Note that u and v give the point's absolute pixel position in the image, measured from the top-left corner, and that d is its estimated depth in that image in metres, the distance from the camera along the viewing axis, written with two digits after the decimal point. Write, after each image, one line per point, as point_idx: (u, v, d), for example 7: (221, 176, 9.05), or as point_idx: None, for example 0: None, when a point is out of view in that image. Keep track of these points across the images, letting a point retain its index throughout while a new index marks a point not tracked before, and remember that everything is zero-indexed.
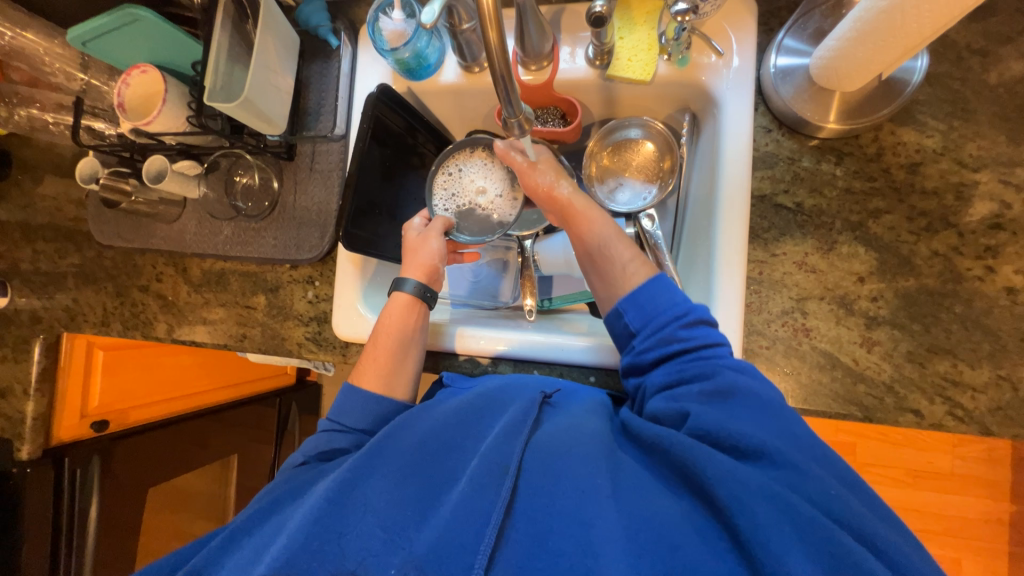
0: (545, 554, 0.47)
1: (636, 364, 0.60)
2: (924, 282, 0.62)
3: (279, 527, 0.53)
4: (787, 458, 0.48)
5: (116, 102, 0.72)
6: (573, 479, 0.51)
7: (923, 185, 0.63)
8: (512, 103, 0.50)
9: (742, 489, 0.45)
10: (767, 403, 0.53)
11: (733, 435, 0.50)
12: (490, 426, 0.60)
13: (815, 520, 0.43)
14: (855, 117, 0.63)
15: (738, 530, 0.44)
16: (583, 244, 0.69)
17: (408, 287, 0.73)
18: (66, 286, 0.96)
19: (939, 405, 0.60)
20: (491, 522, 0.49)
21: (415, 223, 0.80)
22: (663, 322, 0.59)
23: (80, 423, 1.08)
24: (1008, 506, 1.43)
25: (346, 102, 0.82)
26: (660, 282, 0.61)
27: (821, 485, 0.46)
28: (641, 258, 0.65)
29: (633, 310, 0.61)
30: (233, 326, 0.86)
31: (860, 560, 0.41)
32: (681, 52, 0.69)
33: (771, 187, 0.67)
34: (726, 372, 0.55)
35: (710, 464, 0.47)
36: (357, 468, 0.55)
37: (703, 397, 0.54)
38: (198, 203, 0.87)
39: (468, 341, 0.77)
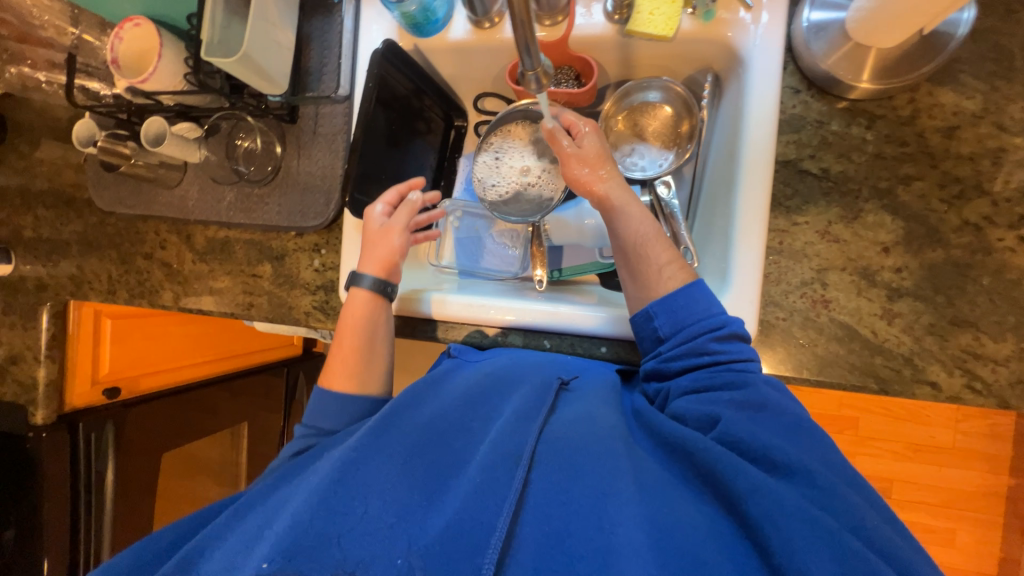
0: (561, 556, 0.42)
1: (660, 369, 0.60)
2: (951, 253, 0.59)
3: (278, 509, 0.48)
4: (824, 479, 0.44)
5: (109, 59, 0.68)
6: (593, 476, 0.48)
7: (957, 150, 0.60)
8: (530, 52, 0.47)
9: (777, 507, 0.41)
10: (797, 422, 0.51)
11: (764, 447, 0.47)
12: (499, 413, 0.58)
13: (858, 551, 0.39)
14: (891, 77, 0.59)
15: (769, 550, 0.40)
16: (620, 241, 0.67)
17: (365, 283, 0.72)
18: (70, 254, 0.96)
19: (957, 378, 0.59)
20: (503, 513, 0.45)
21: (376, 210, 0.75)
22: (697, 330, 0.58)
23: (93, 390, 1.09)
24: (1007, 479, 1.45)
25: (349, 60, 0.78)
26: (698, 288, 0.61)
27: (859, 510, 0.43)
28: (680, 263, 0.63)
29: (665, 315, 0.60)
30: (240, 295, 0.85)
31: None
32: (706, 5, 0.65)
33: (796, 152, 0.64)
34: (757, 386, 0.53)
35: (741, 475, 0.44)
36: (361, 448, 0.51)
37: (733, 405, 0.52)
38: (199, 168, 0.85)
39: (454, 311, 0.77)
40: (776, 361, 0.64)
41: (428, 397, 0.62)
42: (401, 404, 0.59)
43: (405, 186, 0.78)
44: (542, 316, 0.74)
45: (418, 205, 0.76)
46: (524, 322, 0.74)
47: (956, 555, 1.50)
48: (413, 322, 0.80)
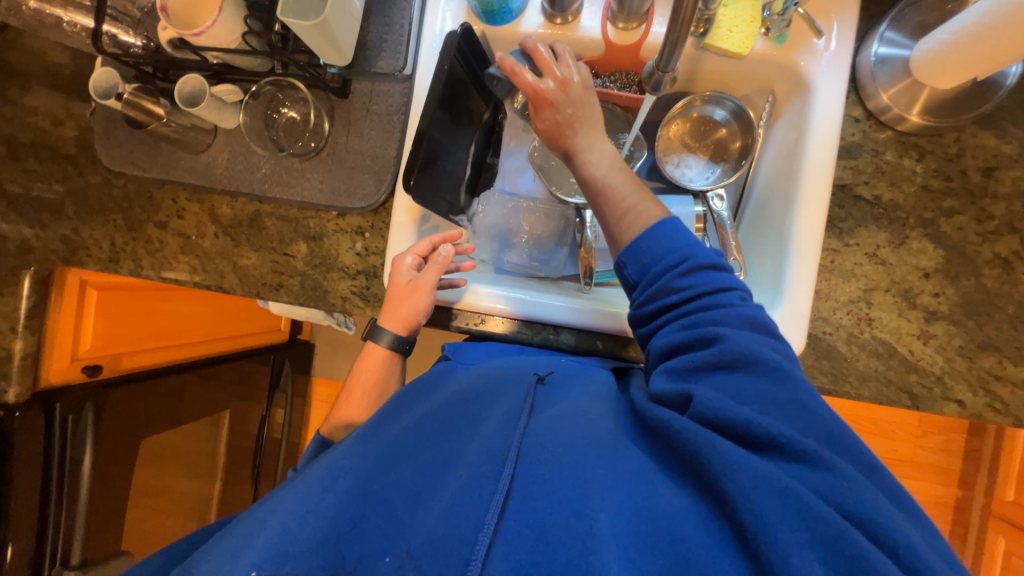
0: (545, 546, 0.40)
1: (638, 317, 0.58)
2: (983, 283, 0.65)
3: (263, 505, 0.46)
4: (803, 448, 0.43)
5: (159, 6, 0.64)
6: (578, 466, 0.45)
7: (995, 189, 0.65)
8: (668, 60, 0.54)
9: (749, 480, 0.41)
10: (770, 368, 0.48)
11: (742, 422, 0.45)
12: (491, 411, 0.55)
13: (827, 519, 0.38)
14: (944, 115, 0.64)
15: (743, 526, 0.40)
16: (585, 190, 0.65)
17: (385, 340, 0.71)
18: (65, 215, 0.86)
19: (980, 397, 0.65)
20: (490, 509, 0.42)
21: (405, 262, 0.71)
22: (662, 271, 0.55)
23: (71, 366, 0.99)
24: (955, 491, 1.60)
25: (414, 40, 0.75)
26: (667, 227, 0.57)
27: (834, 476, 0.41)
28: (639, 210, 0.60)
29: (633, 263, 0.58)
30: (268, 274, 0.80)
31: (874, 564, 0.36)
32: (781, 29, 0.67)
33: (851, 177, 0.68)
34: (728, 337, 0.50)
35: (715, 452, 0.43)
36: (348, 452, 0.49)
37: (707, 367, 0.50)
38: (233, 134, 0.79)
39: (490, 304, 0.75)
40: (820, 373, 0.67)
41: (416, 401, 0.60)
42: (390, 411, 0.57)
43: (438, 237, 0.72)
44: (589, 317, 0.73)
45: (446, 262, 0.70)
46: (572, 322, 0.73)
47: None
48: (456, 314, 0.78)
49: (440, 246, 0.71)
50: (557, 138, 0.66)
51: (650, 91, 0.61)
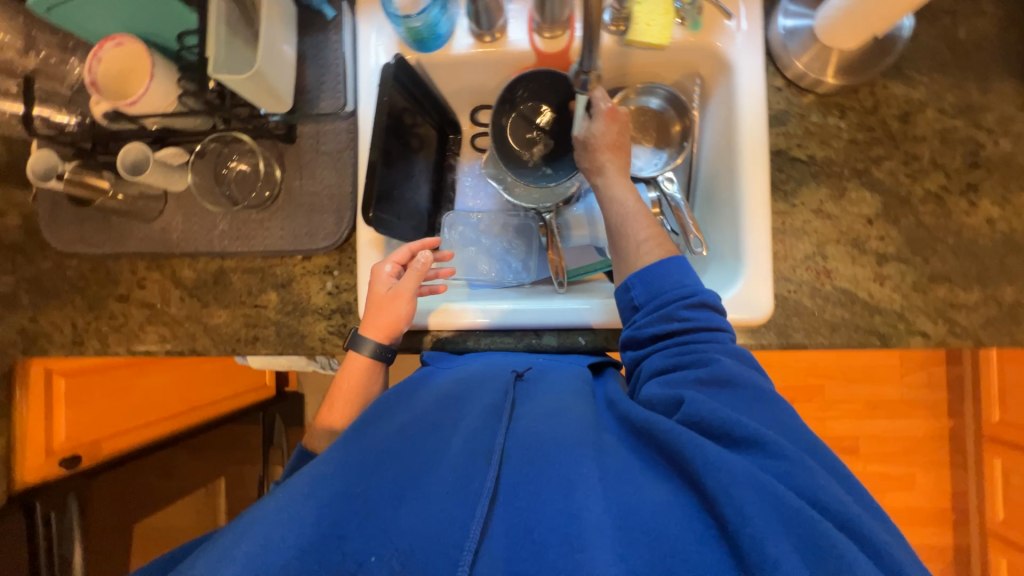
0: (530, 544, 0.43)
1: (635, 337, 0.61)
2: (920, 219, 0.70)
3: (243, 513, 0.47)
4: (783, 449, 0.46)
5: (88, 81, 0.63)
6: (562, 466, 0.49)
7: (913, 133, 0.71)
8: (591, 57, 0.66)
9: (729, 478, 0.43)
10: (759, 393, 0.53)
11: (727, 423, 0.48)
12: (467, 408, 0.57)
13: (801, 511, 0.41)
14: (853, 73, 0.69)
15: (725, 520, 0.42)
16: (610, 211, 0.71)
17: (365, 347, 0.69)
18: (19, 306, 0.83)
19: (941, 326, 0.68)
20: (476, 513, 0.45)
21: (384, 271, 0.72)
22: (669, 299, 0.59)
23: (46, 462, 0.96)
24: (947, 421, 1.66)
25: (351, 76, 0.77)
26: (675, 263, 0.62)
27: (808, 473, 0.44)
28: (658, 240, 0.66)
29: (641, 286, 0.62)
30: (241, 328, 0.79)
31: (842, 552, 0.39)
32: (694, 17, 0.72)
33: (785, 142, 0.73)
34: (721, 363, 0.54)
35: (699, 451, 0.45)
36: (330, 457, 0.49)
37: (699, 383, 0.53)
38: (183, 196, 0.78)
39: (467, 318, 0.75)
40: (793, 330, 0.70)
41: (399, 401, 0.60)
42: (373, 413, 0.57)
43: (416, 245, 0.74)
44: (567, 312, 0.75)
45: (426, 268, 0.71)
46: (550, 322, 0.75)
47: (917, 496, 1.67)
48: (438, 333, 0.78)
49: (418, 253, 0.72)
50: (594, 152, 0.72)
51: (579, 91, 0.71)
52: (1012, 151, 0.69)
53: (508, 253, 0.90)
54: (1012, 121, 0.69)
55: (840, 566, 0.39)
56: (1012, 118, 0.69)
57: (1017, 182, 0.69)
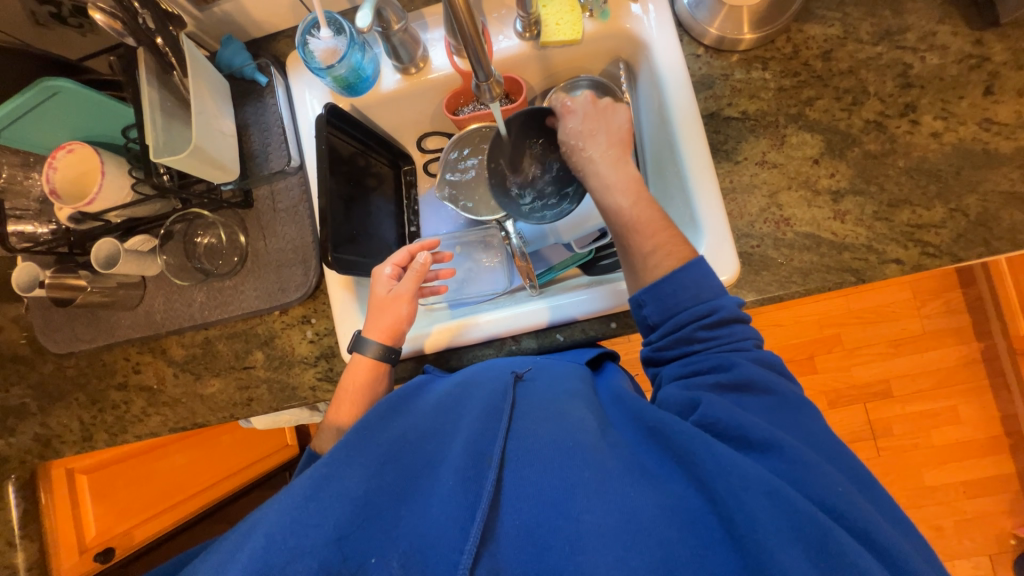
0: (534, 547, 0.43)
1: (655, 356, 0.59)
2: (866, 148, 0.69)
3: (251, 513, 0.47)
4: (800, 455, 0.45)
5: (47, 190, 0.68)
6: (565, 468, 0.47)
7: (839, 68, 0.71)
8: (483, 68, 0.54)
9: (740, 483, 0.42)
10: (783, 402, 0.51)
11: (745, 430, 0.47)
12: (466, 410, 0.56)
13: (813, 516, 0.40)
14: (765, 25, 0.70)
15: (732, 520, 0.41)
16: (611, 219, 0.67)
17: (368, 349, 0.70)
18: (28, 414, 0.87)
19: (912, 249, 0.67)
20: (477, 516, 0.44)
21: (385, 273, 0.74)
22: (685, 320, 0.56)
23: (82, 559, 0.99)
24: (977, 344, 1.59)
25: (292, 132, 0.80)
26: (692, 271, 0.57)
27: (826, 480, 0.43)
28: (668, 248, 0.61)
29: (653, 303, 0.58)
30: (236, 392, 0.81)
31: (855, 560, 0.38)
32: (601, 6, 0.74)
33: (716, 104, 0.74)
34: (741, 365, 0.52)
35: (710, 459, 0.45)
36: (334, 459, 0.48)
37: (719, 388, 0.52)
38: (160, 278, 0.81)
39: (479, 331, 0.76)
40: (766, 285, 0.70)
41: (401, 411, 0.57)
42: (376, 417, 0.55)
43: (415, 246, 0.76)
44: (545, 312, 0.75)
45: (425, 268, 0.73)
46: (534, 321, 0.75)
47: (966, 429, 1.60)
48: (422, 358, 0.79)
49: (417, 254, 0.75)
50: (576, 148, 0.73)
51: (486, 102, 0.60)
52: (941, 64, 0.69)
53: (483, 267, 0.91)
54: (934, 35, 0.70)
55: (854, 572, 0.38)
56: (933, 33, 0.70)
57: (954, 92, 0.68)
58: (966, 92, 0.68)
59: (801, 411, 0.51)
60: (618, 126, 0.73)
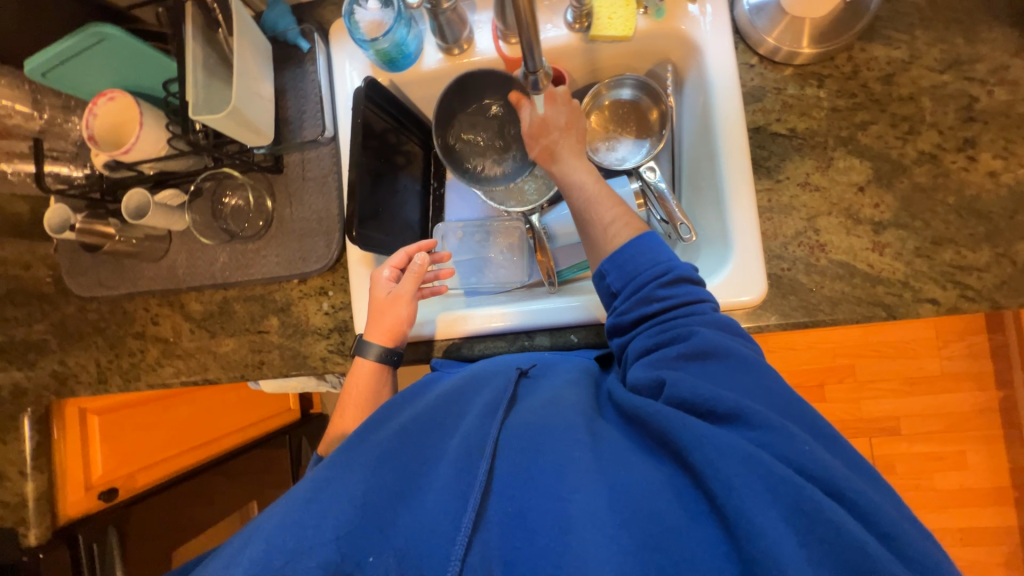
0: (523, 531, 0.43)
1: (619, 324, 0.58)
2: (916, 181, 0.67)
3: (255, 515, 0.48)
4: (768, 418, 0.44)
5: (86, 135, 0.68)
6: (549, 451, 0.48)
7: (898, 93, 0.68)
8: (534, 58, 0.53)
9: (714, 451, 0.41)
10: (742, 362, 0.49)
11: (709, 400, 0.46)
12: (471, 403, 0.57)
13: (785, 477, 0.39)
14: (827, 40, 0.67)
15: (711, 492, 0.41)
16: (570, 195, 0.68)
17: (371, 354, 0.71)
18: (49, 350, 0.89)
19: (951, 291, 0.64)
20: (469, 504, 0.45)
21: (383, 275, 0.74)
22: (645, 281, 0.56)
23: (87, 496, 1.01)
24: (996, 393, 1.54)
25: (329, 102, 0.80)
26: (647, 240, 0.58)
27: (792, 440, 0.42)
28: (625, 220, 0.63)
29: (616, 272, 0.59)
30: (248, 354, 0.82)
31: (832, 517, 0.38)
32: (657, 4, 0.72)
33: (763, 118, 0.71)
34: (700, 333, 0.51)
35: (684, 428, 0.44)
36: (334, 461, 0.49)
37: (681, 359, 0.50)
38: (185, 233, 0.82)
39: (481, 324, 0.76)
40: (791, 310, 0.68)
41: (401, 406, 0.59)
42: (376, 418, 0.56)
43: (412, 248, 0.76)
44: (552, 313, 0.75)
45: (423, 269, 0.74)
46: (534, 323, 0.75)
47: (971, 476, 1.56)
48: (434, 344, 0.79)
49: (414, 255, 0.75)
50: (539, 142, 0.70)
51: (532, 93, 0.60)
52: (1010, 100, 0.65)
53: (496, 260, 0.90)
54: (1006, 69, 0.66)
55: (831, 530, 0.38)
56: (1005, 66, 0.66)
57: (1019, 132, 0.65)
58: None
59: (761, 373, 0.49)
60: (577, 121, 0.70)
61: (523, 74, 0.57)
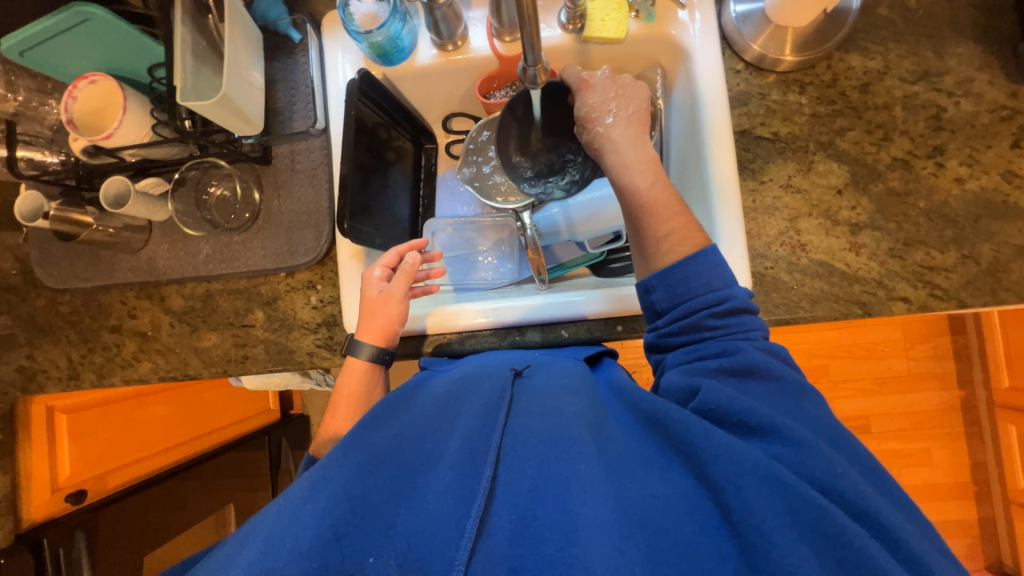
0: (526, 540, 0.43)
1: (659, 342, 0.59)
2: (890, 186, 0.70)
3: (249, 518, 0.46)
4: (798, 436, 0.45)
5: (65, 118, 0.67)
6: (559, 461, 0.47)
7: (874, 102, 0.72)
8: (534, 50, 0.53)
9: (737, 469, 0.43)
10: (784, 387, 0.51)
11: (742, 412, 0.47)
12: (463, 407, 0.56)
13: (807, 496, 0.40)
14: (808, 49, 0.70)
15: (728, 508, 0.42)
16: (626, 199, 0.65)
17: (363, 353, 0.71)
18: (16, 344, 0.85)
19: (921, 289, 0.68)
20: (472, 511, 0.44)
21: (375, 274, 0.73)
22: (695, 307, 0.56)
23: (53, 499, 0.96)
24: (958, 392, 1.63)
25: (320, 93, 0.79)
26: (705, 258, 0.57)
27: (826, 464, 0.43)
28: (682, 233, 0.60)
29: (663, 289, 0.58)
30: (232, 349, 0.80)
31: (853, 539, 0.38)
32: (648, 9, 0.74)
33: (748, 122, 0.74)
34: (745, 352, 0.53)
35: (708, 444, 0.45)
36: (330, 460, 0.49)
37: (721, 373, 0.52)
38: (166, 224, 0.80)
39: (467, 320, 0.76)
40: (773, 307, 0.70)
41: (397, 412, 0.57)
42: (372, 419, 0.55)
43: (405, 247, 0.75)
44: (544, 309, 0.75)
45: (414, 269, 0.73)
46: (526, 319, 0.75)
47: (935, 471, 1.64)
48: (424, 339, 0.79)
49: (406, 255, 0.74)
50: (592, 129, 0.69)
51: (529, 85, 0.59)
52: (974, 111, 0.70)
53: (486, 254, 0.91)
54: (971, 82, 0.70)
55: (852, 554, 0.38)
56: (971, 79, 0.70)
57: (982, 141, 0.69)
58: (994, 142, 0.69)
59: (801, 397, 0.51)
60: (636, 103, 0.70)
61: (522, 67, 0.57)
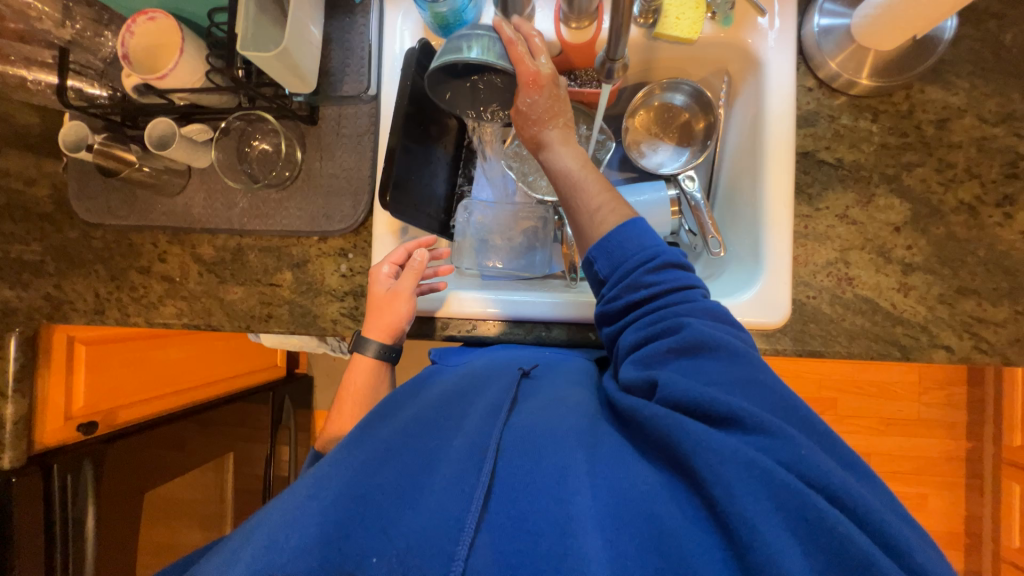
0: (524, 535, 0.42)
1: (606, 312, 0.57)
2: (952, 230, 0.67)
3: (253, 515, 0.46)
4: (764, 421, 0.43)
5: (120, 54, 0.65)
6: (549, 454, 0.47)
7: (949, 139, 0.68)
8: (617, 46, 0.53)
9: (716, 457, 0.41)
10: (732, 353, 0.49)
11: (705, 403, 0.45)
12: (474, 403, 0.56)
13: (789, 485, 0.39)
14: (889, 75, 0.67)
15: (713, 499, 0.41)
16: (558, 183, 0.64)
17: (370, 350, 0.70)
18: (46, 272, 0.86)
19: (966, 340, 0.66)
20: (472, 505, 0.43)
21: (382, 272, 0.72)
22: (632, 267, 0.55)
23: (65, 426, 0.98)
24: (966, 443, 1.60)
25: (376, 57, 0.77)
26: (635, 226, 0.57)
27: (791, 444, 0.42)
28: (612, 206, 0.60)
29: (604, 258, 0.57)
30: (256, 306, 0.80)
31: (835, 525, 0.38)
32: (726, 12, 0.70)
33: (813, 144, 0.71)
34: (692, 325, 0.51)
35: (685, 432, 0.43)
36: (333, 460, 0.49)
37: (672, 353, 0.50)
38: (206, 173, 0.80)
39: (479, 309, 0.75)
40: (809, 337, 0.68)
41: (405, 402, 0.59)
42: (376, 415, 0.56)
43: (412, 244, 0.74)
44: (571, 309, 0.74)
45: (422, 266, 0.70)
46: (553, 316, 0.74)
47: (928, 518, 1.63)
48: (446, 323, 0.78)
49: (415, 251, 0.72)
50: (528, 124, 0.66)
51: (608, 82, 0.59)
52: None
53: (500, 243, 0.85)
54: None
55: (835, 540, 0.37)
56: None
57: None
58: None
59: (754, 365, 0.49)
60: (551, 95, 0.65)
61: (601, 60, 0.57)
